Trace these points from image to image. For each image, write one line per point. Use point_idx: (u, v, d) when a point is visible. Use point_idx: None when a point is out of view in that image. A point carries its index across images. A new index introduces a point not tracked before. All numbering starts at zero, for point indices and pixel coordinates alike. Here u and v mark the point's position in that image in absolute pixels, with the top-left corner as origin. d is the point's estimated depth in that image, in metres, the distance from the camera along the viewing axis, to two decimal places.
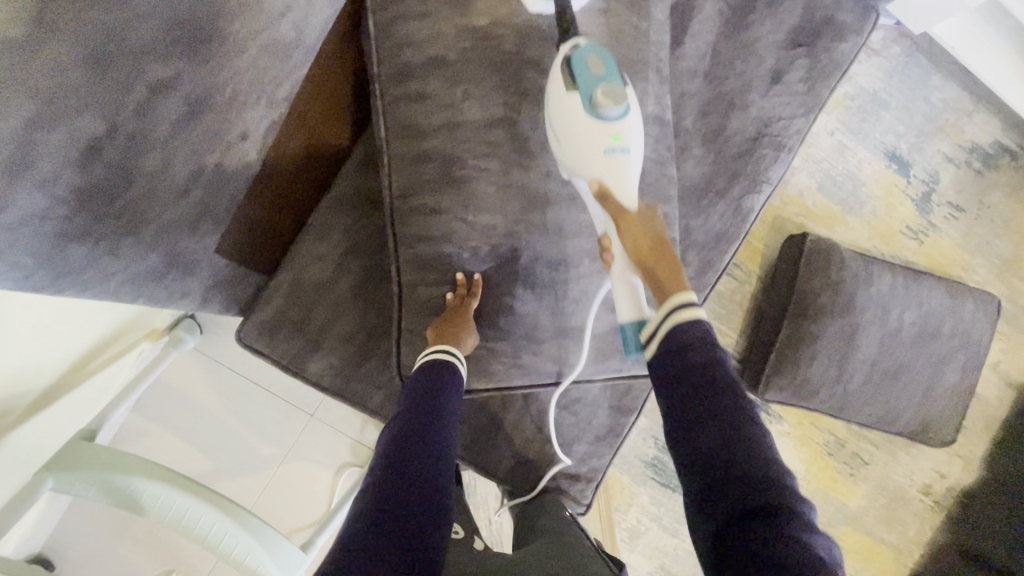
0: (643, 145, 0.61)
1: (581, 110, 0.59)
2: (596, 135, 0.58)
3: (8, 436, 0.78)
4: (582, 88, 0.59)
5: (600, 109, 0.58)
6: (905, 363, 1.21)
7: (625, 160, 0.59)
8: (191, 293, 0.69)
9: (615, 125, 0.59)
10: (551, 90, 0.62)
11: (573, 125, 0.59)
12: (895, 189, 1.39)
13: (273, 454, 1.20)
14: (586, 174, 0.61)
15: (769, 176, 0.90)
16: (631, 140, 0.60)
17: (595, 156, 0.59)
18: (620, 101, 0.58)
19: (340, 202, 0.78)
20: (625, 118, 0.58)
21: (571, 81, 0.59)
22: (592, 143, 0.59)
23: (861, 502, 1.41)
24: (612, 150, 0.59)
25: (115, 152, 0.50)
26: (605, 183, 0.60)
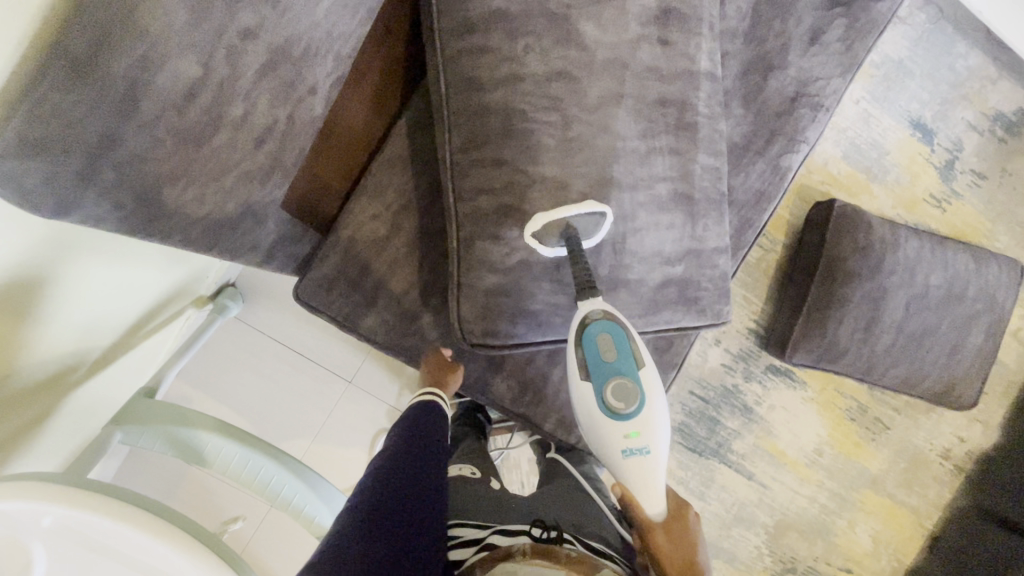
0: (664, 433, 0.68)
1: (604, 435, 0.67)
2: (614, 432, 0.66)
3: (76, 390, 0.81)
4: (599, 383, 0.65)
5: (616, 408, 0.65)
6: (931, 325, 1.23)
7: (646, 458, 0.66)
8: (260, 247, 0.72)
9: (634, 420, 0.66)
10: (569, 366, 0.68)
11: (594, 421, 0.67)
12: (918, 157, 1.40)
13: (309, 424, 1.20)
14: (616, 469, 0.68)
15: (807, 136, 0.91)
16: (652, 437, 0.67)
17: (615, 455, 0.67)
18: (632, 400, 0.65)
19: (393, 162, 0.80)
20: (641, 414, 0.65)
21: (587, 372, 0.66)
22: (614, 440, 0.66)
23: (881, 465, 1.45)
24: (630, 451, 0.66)
25: (207, 98, 0.53)
26: (628, 480, 0.68)
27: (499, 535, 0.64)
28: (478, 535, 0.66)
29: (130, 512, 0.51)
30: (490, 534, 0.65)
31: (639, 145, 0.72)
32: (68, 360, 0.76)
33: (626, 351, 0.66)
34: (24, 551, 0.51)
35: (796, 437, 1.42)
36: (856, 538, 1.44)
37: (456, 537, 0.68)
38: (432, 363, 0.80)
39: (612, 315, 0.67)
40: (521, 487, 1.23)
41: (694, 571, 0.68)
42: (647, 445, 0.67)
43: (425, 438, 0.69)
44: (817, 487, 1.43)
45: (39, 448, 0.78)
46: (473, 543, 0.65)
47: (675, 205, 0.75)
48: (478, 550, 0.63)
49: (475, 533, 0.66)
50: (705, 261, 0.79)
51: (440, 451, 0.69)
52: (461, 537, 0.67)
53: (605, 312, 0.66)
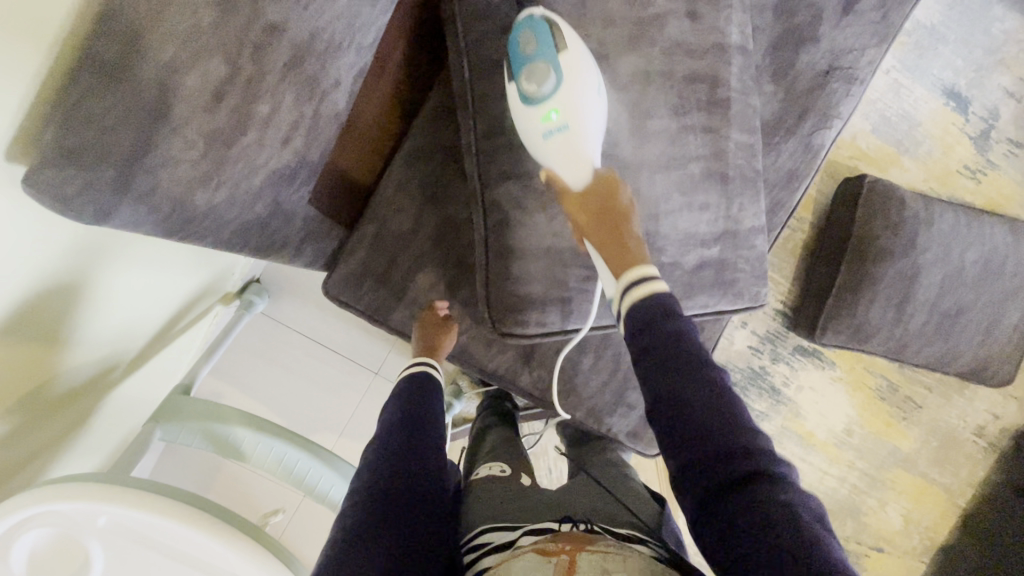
0: (588, 120, 0.62)
1: (526, 127, 0.63)
2: (531, 118, 0.62)
3: (114, 389, 0.83)
4: (519, 75, 0.62)
5: (533, 93, 0.61)
6: (967, 302, 1.19)
7: (568, 135, 0.61)
8: (289, 244, 0.71)
9: (553, 101, 0.61)
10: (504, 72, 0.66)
11: (517, 119, 0.64)
12: (952, 128, 1.35)
13: (339, 415, 1.21)
14: (541, 160, 0.64)
15: (841, 111, 0.88)
16: (576, 59, 0.61)
17: (539, 144, 0.62)
18: (544, 77, 0.61)
19: (417, 153, 0.79)
20: (558, 92, 0.60)
21: (510, 69, 0.63)
22: (532, 124, 0.62)
23: (913, 444, 1.43)
24: (552, 133, 0.61)
25: (236, 98, 0.52)
26: (552, 165, 0.63)
27: (532, 534, 0.61)
28: (510, 537, 0.61)
29: (180, 510, 0.52)
30: (521, 534, 0.61)
31: (669, 127, 0.70)
32: (106, 361, 0.78)
33: (550, 43, 0.61)
34: (81, 548, 0.52)
35: (825, 418, 1.41)
36: (887, 518, 1.43)
37: (485, 542, 0.61)
38: (424, 324, 0.80)
39: (545, 16, 0.63)
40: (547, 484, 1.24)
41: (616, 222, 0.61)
42: (569, 125, 0.61)
43: (422, 416, 0.66)
44: (846, 468, 1.42)
45: (83, 446, 0.80)
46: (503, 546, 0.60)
47: (709, 186, 0.73)
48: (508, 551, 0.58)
49: (505, 536, 0.61)
50: (740, 243, 0.77)
51: (439, 429, 0.67)
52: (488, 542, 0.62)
53: (531, 13, 0.63)
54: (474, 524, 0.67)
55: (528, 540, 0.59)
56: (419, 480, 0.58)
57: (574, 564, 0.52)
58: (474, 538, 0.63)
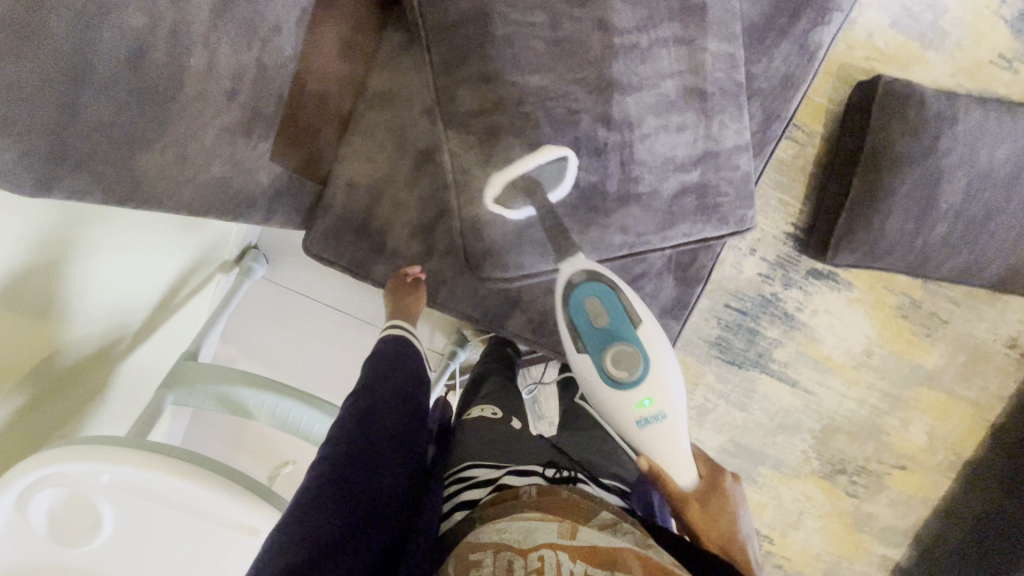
0: (672, 393, 0.68)
1: (614, 413, 0.69)
2: (626, 404, 0.67)
3: (124, 360, 0.87)
4: (594, 353, 0.67)
5: (618, 378, 0.66)
6: (996, 206, 1.10)
7: (663, 423, 0.68)
8: (258, 205, 0.70)
9: (644, 387, 0.67)
10: (563, 339, 0.69)
11: (603, 395, 0.68)
12: (983, 13, 1.21)
13: (351, 369, 1.25)
14: (640, 447, 0.70)
15: (842, 2, 0.79)
16: (664, 403, 0.68)
17: (635, 431, 0.68)
18: (635, 368, 0.66)
19: (382, 93, 0.73)
20: (646, 380, 0.66)
21: (581, 342, 0.67)
22: (625, 408, 0.67)
23: (938, 361, 1.38)
24: (647, 419, 0.68)
25: (164, 50, 0.50)
26: (653, 451, 0.69)
27: (515, 474, 0.65)
28: (490, 474, 0.65)
29: (175, 465, 0.55)
30: (506, 474, 0.65)
31: (636, 40, 0.65)
32: (109, 334, 0.81)
33: (616, 312, 0.66)
34: (92, 506, 0.56)
35: (843, 340, 1.36)
36: (910, 436, 1.41)
37: (470, 478, 0.66)
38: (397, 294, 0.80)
39: (595, 271, 0.66)
40: (540, 428, 1.25)
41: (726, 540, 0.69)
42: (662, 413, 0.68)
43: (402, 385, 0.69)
44: (866, 390, 1.39)
45: (102, 414, 0.85)
46: (487, 485, 0.64)
47: (686, 103, 0.68)
48: (493, 490, 0.62)
49: (487, 472, 0.66)
50: (723, 164, 0.72)
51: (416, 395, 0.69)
52: (472, 479, 0.66)
53: (587, 271, 0.65)
54: (460, 461, 0.71)
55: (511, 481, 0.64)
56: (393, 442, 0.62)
57: (578, 528, 0.54)
58: (461, 471, 0.68)
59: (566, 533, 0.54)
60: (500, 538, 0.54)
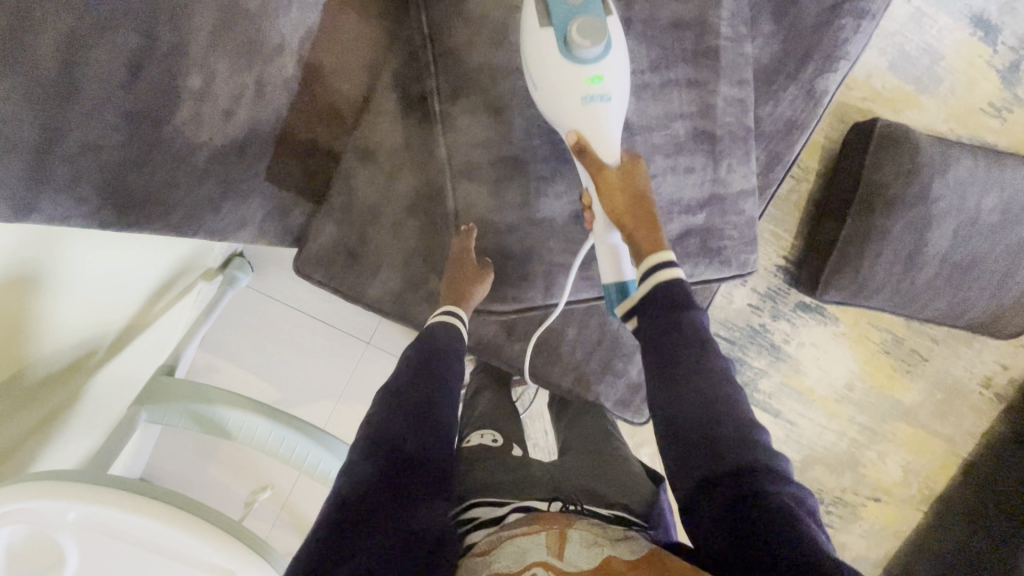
0: (627, 84, 0.60)
1: (559, 92, 0.59)
2: (571, 79, 0.58)
3: (97, 373, 0.83)
4: (562, 23, 0.57)
5: (578, 49, 0.57)
6: (981, 252, 1.13)
7: (606, 105, 0.59)
8: (248, 224, 0.67)
9: (597, 66, 0.58)
10: (528, 16, 0.59)
11: (549, 73, 0.58)
12: (977, 61, 1.24)
13: (335, 382, 1.22)
14: (565, 121, 0.60)
15: (849, 50, 0.80)
16: (613, 82, 0.59)
17: (574, 108, 0.59)
18: (599, 41, 0.56)
19: (386, 114, 0.71)
20: (605, 56, 0.57)
21: (549, 14, 0.58)
22: (572, 83, 0.58)
23: (917, 397, 1.40)
24: (592, 99, 0.59)
25: (160, 70, 0.48)
26: (585, 126, 0.59)
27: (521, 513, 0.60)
28: (496, 514, 0.60)
29: (149, 505, 0.52)
30: (510, 512, 0.60)
31: (648, 82, 0.65)
32: (82, 348, 0.77)
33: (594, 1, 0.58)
34: (56, 543, 0.53)
35: (827, 373, 1.38)
36: (885, 469, 1.44)
37: (471, 519, 0.60)
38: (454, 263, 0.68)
39: None
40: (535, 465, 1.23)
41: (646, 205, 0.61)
42: (607, 95, 0.60)
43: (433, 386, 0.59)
44: (846, 422, 1.41)
45: (70, 431, 0.80)
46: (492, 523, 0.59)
47: (695, 146, 0.68)
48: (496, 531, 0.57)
49: (493, 511, 0.61)
50: (729, 208, 0.72)
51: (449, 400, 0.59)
52: (476, 518, 0.60)
53: None
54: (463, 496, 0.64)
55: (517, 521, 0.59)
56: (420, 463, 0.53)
57: (566, 545, 0.52)
58: (462, 511, 0.62)
59: (554, 551, 0.52)
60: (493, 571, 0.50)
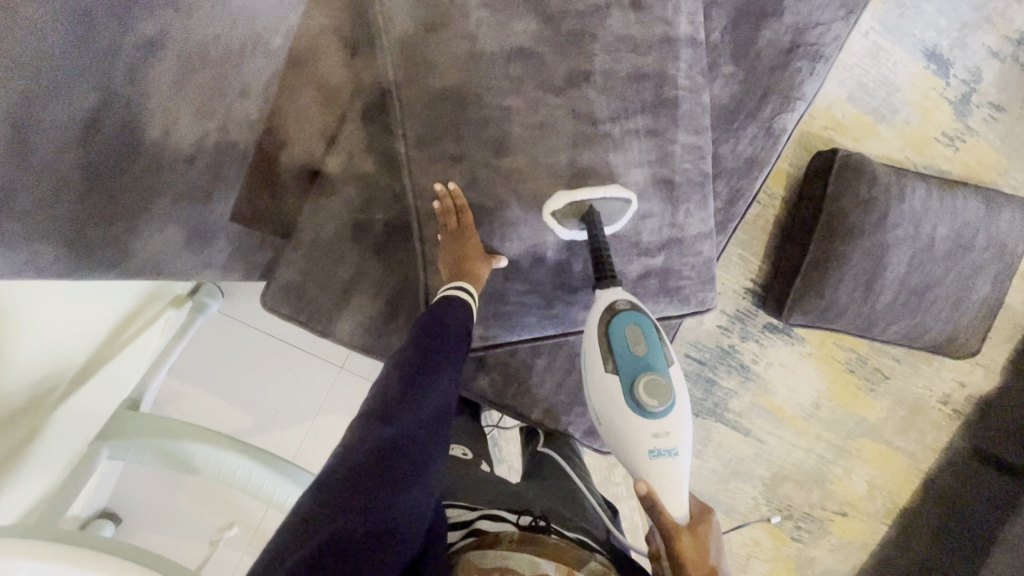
0: (689, 434, 0.66)
1: (630, 438, 0.66)
2: (643, 432, 0.64)
3: (60, 409, 0.81)
4: (628, 376, 0.65)
5: (648, 406, 0.64)
6: (935, 278, 1.18)
7: (674, 460, 0.64)
8: (212, 264, 0.67)
9: (664, 421, 0.65)
10: (592, 356, 0.67)
11: (622, 416, 0.65)
12: (931, 93, 1.30)
13: (306, 409, 1.20)
14: (637, 470, 0.65)
15: (804, 92, 0.83)
16: (679, 438, 0.65)
17: (643, 457, 0.65)
18: (664, 399, 0.64)
19: (354, 154, 0.72)
20: (671, 414, 0.64)
21: (614, 363, 0.65)
22: (643, 438, 0.64)
23: (880, 414, 1.45)
24: (659, 451, 0.64)
25: (120, 122, 0.48)
26: (652, 477, 0.64)
27: (489, 519, 0.66)
28: (467, 518, 0.67)
29: (98, 559, 0.51)
30: (480, 517, 0.66)
31: (608, 129, 0.67)
32: (41, 387, 0.75)
33: (654, 342, 0.66)
34: None
35: (795, 392, 1.42)
36: (851, 485, 1.48)
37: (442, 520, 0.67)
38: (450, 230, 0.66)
39: (636, 305, 0.67)
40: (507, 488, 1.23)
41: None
42: (674, 449, 0.65)
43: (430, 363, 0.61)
44: (813, 439, 1.45)
45: (29, 472, 0.77)
46: (462, 527, 0.66)
47: (654, 191, 0.70)
48: (466, 535, 0.64)
49: (464, 515, 0.67)
50: (687, 250, 0.74)
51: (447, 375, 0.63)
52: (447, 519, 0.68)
53: (628, 301, 0.67)
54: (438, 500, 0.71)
55: (484, 526, 0.65)
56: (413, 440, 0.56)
57: None
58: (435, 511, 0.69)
59: None
60: (506, 563, 0.54)
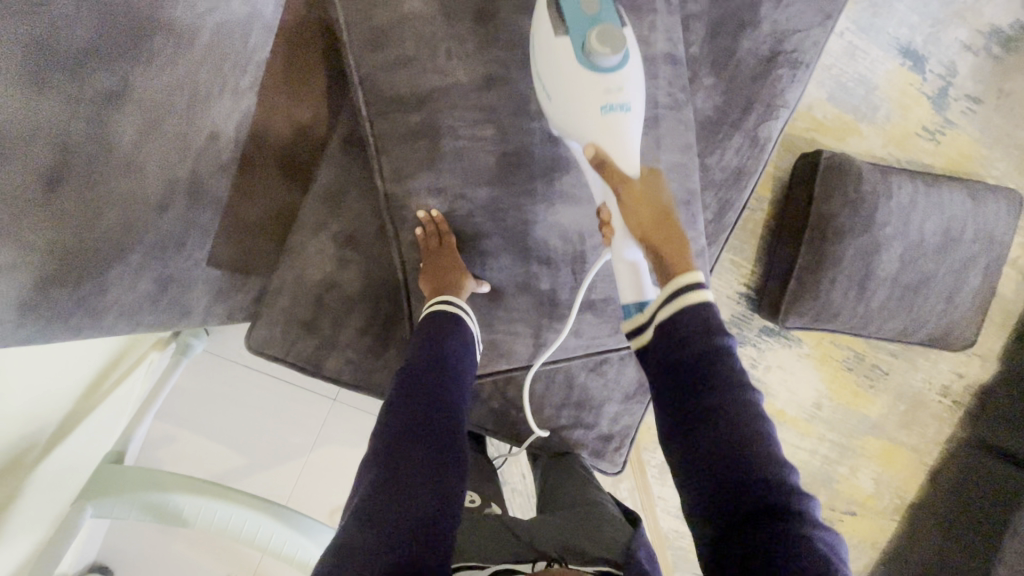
0: (643, 94, 0.60)
1: (580, 103, 0.59)
2: (593, 89, 0.58)
3: (36, 470, 0.76)
4: (578, 34, 0.58)
5: (598, 56, 0.57)
6: (927, 273, 1.18)
7: (626, 116, 0.59)
8: (192, 312, 0.65)
9: (615, 74, 0.58)
10: (540, 30, 0.60)
11: (570, 81, 0.59)
12: (908, 89, 1.31)
13: (300, 445, 1.17)
14: (585, 133, 0.59)
15: (787, 99, 0.82)
16: (631, 94, 0.59)
17: (593, 117, 0.59)
18: (617, 49, 0.57)
19: (331, 190, 0.71)
20: (624, 64, 0.58)
21: (564, 26, 0.58)
22: (591, 94, 0.58)
23: (881, 410, 1.45)
24: (611, 108, 0.59)
25: (79, 180, 0.45)
26: (601, 138, 0.59)
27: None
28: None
29: None
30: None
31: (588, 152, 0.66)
32: (16, 450, 0.71)
33: (605, 6, 0.59)
34: None
35: (795, 394, 1.41)
36: (858, 483, 1.47)
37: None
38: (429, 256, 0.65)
39: None
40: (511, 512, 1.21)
41: (670, 221, 0.60)
42: (626, 107, 0.59)
43: (437, 372, 0.59)
44: (817, 440, 1.43)
45: (7, 540, 0.74)
46: None
47: None
48: None
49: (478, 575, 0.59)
50: None
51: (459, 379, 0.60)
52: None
53: None
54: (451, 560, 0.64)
55: None
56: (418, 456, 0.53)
57: None
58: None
59: None
60: None
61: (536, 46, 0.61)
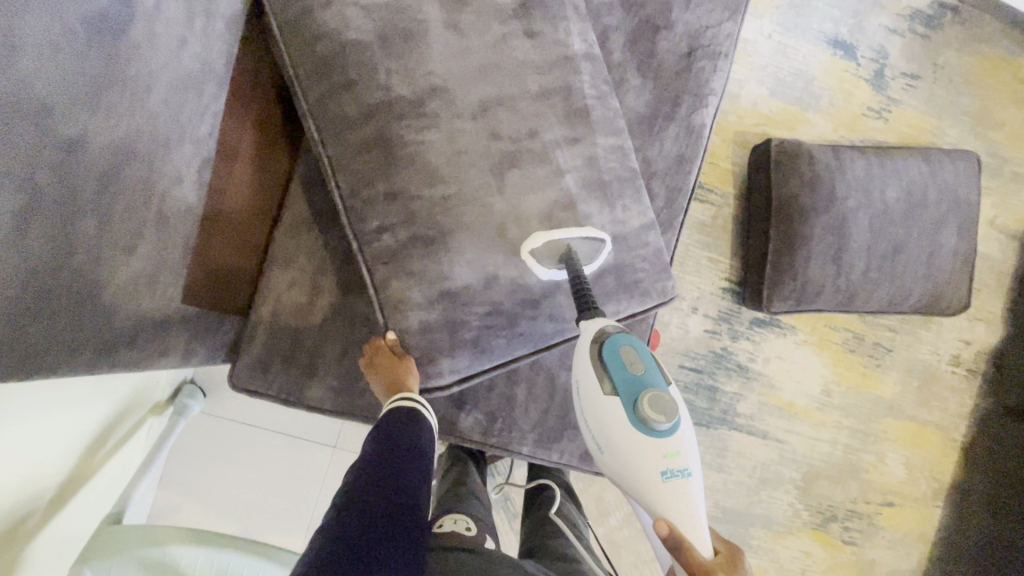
0: (698, 450, 0.64)
1: (639, 464, 0.62)
2: (653, 456, 0.61)
3: (36, 539, 0.77)
4: (630, 397, 0.62)
5: (653, 424, 0.61)
6: (900, 239, 1.19)
7: (686, 479, 0.62)
8: (171, 350, 0.68)
9: (670, 439, 0.62)
10: (587, 383, 0.64)
11: (628, 445, 0.62)
12: (845, 75, 1.38)
13: (306, 498, 1.16)
14: (651, 499, 0.62)
15: (713, 88, 0.88)
16: (688, 456, 0.63)
17: (655, 484, 0.62)
18: (672, 416, 0.61)
19: (297, 223, 0.77)
20: (678, 432, 0.61)
21: (611, 383, 0.62)
22: (651, 460, 0.61)
23: (894, 389, 1.41)
24: (671, 473, 0.62)
25: (46, 220, 0.49)
26: (666, 509, 0.61)
27: None
28: None
29: None
30: None
31: (532, 143, 0.72)
32: (15, 515, 0.72)
33: (648, 361, 0.64)
34: None
35: (800, 383, 1.38)
36: (888, 470, 1.40)
37: None
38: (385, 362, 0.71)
39: (625, 324, 0.66)
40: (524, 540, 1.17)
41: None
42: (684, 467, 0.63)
43: (407, 460, 0.63)
44: (835, 430, 1.39)
45: None
46: None
47: (588, 192, 0.73)
48: None
49: None
50: (634, 243, 0.77)
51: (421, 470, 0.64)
52: None
53: (620, 323, 0.65)
54: None
55: None
56: (392, 520, 0.56)
57: None
58: None
59: None
60: None
61: (582, 392, 0.65)
